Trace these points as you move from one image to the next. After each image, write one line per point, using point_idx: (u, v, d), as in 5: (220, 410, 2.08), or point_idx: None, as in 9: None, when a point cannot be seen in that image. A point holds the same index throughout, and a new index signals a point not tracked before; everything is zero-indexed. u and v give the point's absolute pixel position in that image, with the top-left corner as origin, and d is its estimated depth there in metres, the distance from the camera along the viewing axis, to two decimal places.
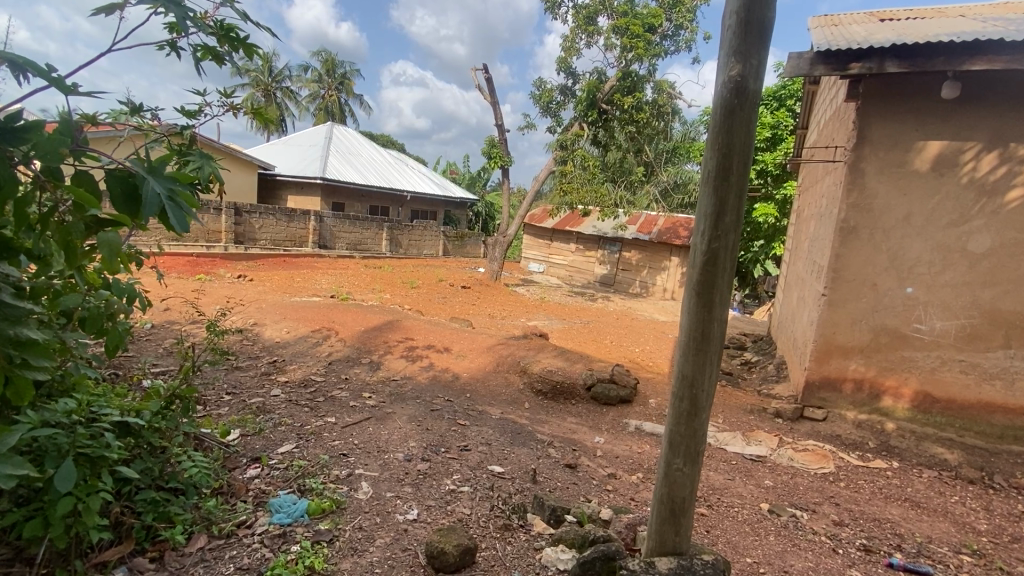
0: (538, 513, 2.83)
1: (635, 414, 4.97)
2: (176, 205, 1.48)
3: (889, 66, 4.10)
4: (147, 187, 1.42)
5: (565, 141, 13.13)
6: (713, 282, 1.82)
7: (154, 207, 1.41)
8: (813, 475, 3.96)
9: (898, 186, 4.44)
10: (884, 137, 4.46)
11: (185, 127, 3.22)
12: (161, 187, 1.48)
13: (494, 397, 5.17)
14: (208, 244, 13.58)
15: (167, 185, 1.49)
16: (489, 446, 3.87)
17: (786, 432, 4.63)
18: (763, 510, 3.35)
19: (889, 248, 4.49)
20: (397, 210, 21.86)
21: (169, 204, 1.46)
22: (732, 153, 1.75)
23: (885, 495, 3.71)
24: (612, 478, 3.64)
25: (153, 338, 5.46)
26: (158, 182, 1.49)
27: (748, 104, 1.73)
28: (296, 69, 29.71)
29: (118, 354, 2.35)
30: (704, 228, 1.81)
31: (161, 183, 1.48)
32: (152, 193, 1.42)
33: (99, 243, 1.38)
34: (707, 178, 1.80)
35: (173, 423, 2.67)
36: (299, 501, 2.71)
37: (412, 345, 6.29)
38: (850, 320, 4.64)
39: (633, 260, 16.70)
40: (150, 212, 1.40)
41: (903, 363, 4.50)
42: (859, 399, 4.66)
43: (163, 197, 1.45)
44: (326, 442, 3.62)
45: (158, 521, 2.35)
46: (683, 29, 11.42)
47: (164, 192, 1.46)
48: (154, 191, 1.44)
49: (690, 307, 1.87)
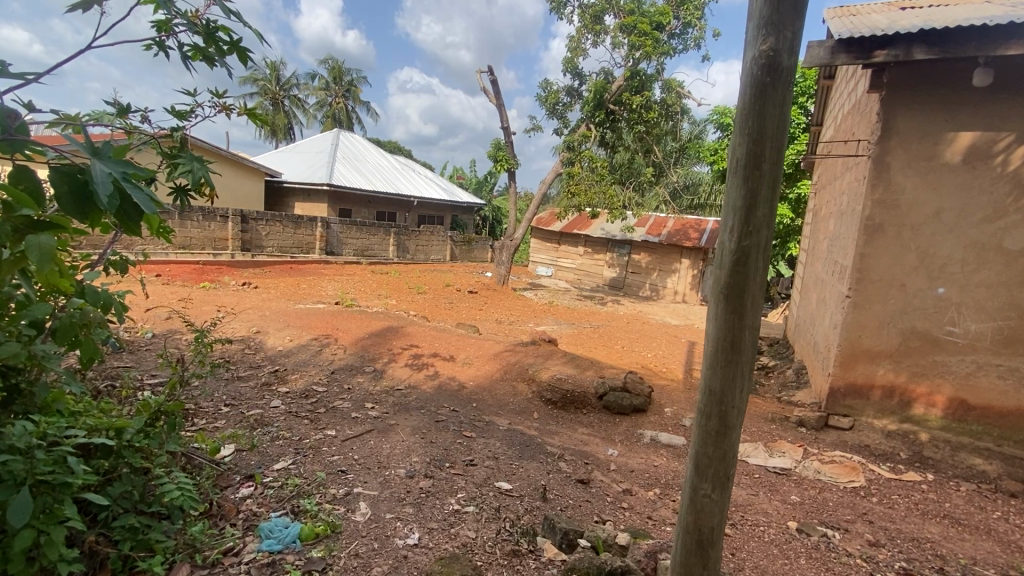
0: (549, 537, 2.64)
1: (650, 424, 4.74)
2: (135, 186, 1.30)
3: (916, 53, 3.86)
4: (94, 170, 1.25)
5: (571, 143, 12.96)
6: (744, 284, 1.60)
7: (107, 187, 1.23)
8: (842, 489, 3.71)
9: (926, 180, 4.20)
10: (910, 129, 4.22)
11: (177, 128, 3.10)
12: (112, 172, 1.30)
13: (502, 407, 4.94)
14: (215, 251, 13.48)
15: (118, 167, 1.31)
16: (497, 461, 3.66)
17: (810, 442, 4.38)
18: (791, 530, 3.11)
19: (919, 246, 4.23)
20: (404, 215, 21.77)
21: (126, 184, 1.28)
22: (764, 139, 1.54)
23: (922, 512, 3.44)
24: (627, 494, 3.42)
25: (152, 347, 5.32)
26: (108, 165, 1.31)
27: (782, 83, 1.52)
28: (304, 77, 29.95)
29: (94, 368, 2.17)
30: (732, 224, 1.61)
31: (112, 164, 1.30)
32: (101, 174, 1.24)
33: (28, 245, 1.34)
34: (736, 167, 1.60)
35: (158, 441, 2.51)
36: (291, 525, 2.51)
37: (417, 352, 6.11)
38: (877, 323, 4.38)
39: (643, 262, 16.45)
40: (104, 192, 1.22)
41: (936, 368, 4.23)
42: (888, 407, 4.40)
43: (116, 177, 1.27)
44: (325, 457, 3.43)
45: (135, 550, 2.17)
46: (691, 27, 11.20)
47: (116, 173, 1.28)
48: (104, 173, 1.26)
49: (718, 313, 1.66)
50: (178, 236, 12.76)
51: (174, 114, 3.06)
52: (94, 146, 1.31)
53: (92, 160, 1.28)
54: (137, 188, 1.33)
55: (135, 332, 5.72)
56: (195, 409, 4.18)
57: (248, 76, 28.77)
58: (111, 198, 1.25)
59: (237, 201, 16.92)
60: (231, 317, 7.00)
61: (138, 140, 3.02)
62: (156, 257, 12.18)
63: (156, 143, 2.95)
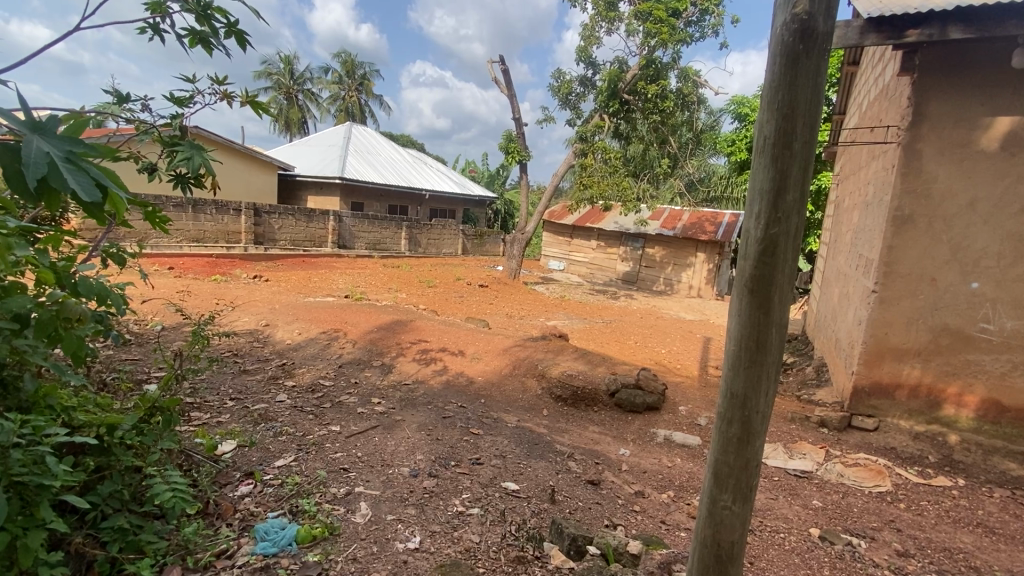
0: (557, 542, 2.52)
1: (664, 423, 4.58)
2: (75, 168, 1.22)
3: (952, 32, 3.61)
4: (32, 147, 1.19)
5: (585, 134, 12.75)
6: (772, 277, 1.45)
7: (42, 165, 1.16)
8: (867, 494, 3.52)
9: (960, 168, 3.96)
10: (943, 114, 3.98)
11: (176, 116, 3.01)
12: (56, 150, 1.24)
13: (510, 404, 4.82)
14: (228, 244, 13.52)
15: (63, 145, 1.24)
16: (504, 460, 3.53)
17: (833, 443, 4.19)
18: (813, 538, 2.94)
19: (951, 239, 4.00)
20: (415, 208, 21.72)
21: (67, 164, 1.21)
22: (796, 113, 1.37)
23: (953, 520, 3.25)
24: (639, 497, 3.28)
25: (160, 340, 5.29)
26: (53, 143, 1.24)
27: (817, 50, 1.35)
28: (317, 71, 30.06)
29: (80, 365, 2.07)
30: (758, 210, 1.45)
31: (57, 141, 1.24)
32: (37, 152, 1.17)
33: None
34: (763, 147, 1.44)
35: (152, 437, 2.44)
36: (287, 527, 2.42)
37: (426, 347, 6.00)
38: (905, 320, 4.17)
39: (657, 256, 16.19)
40: (34, 172, 1.14)
41: (968, 368, 4.00)
42: (915, 408, 4.20)
43: (56, 156, 1.20)
44: (326, 455, 3.34)
45: (125, 552, 2.08)
46: (708, 13, 10.88)
47: (57, 151, 1.22)
48: (42, 151, 1.19)
49: (742, 308, 1.50)
50: (192, 229, 12.83)
51: (175, 102, 2.99)
52: (36, 120, 1.23)
53: (31, 136, 1.20)
54: (83, 167, 1.25)
55: (144, 325, 5.71)
56: (199, 403, 4.13)
57: (262, 71, 28.92)
58: (45, 177, 1.17)
59: (249, 194, 16.98)
60: (239, 310, 6.96)
61: (140, 131, 2.97)
62: (169, 250, 12.25)
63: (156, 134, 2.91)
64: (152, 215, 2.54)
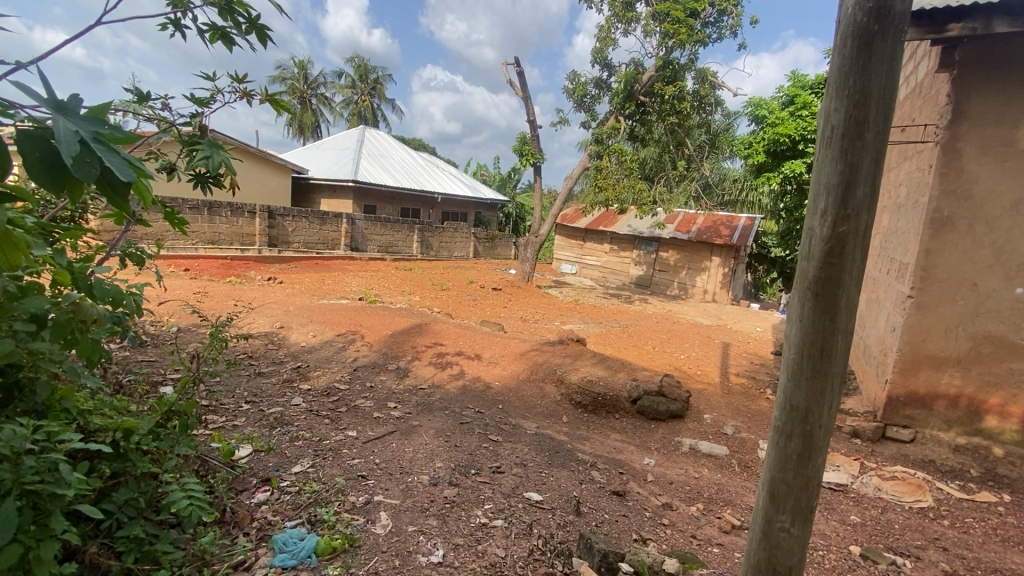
0: (586, 558, 2.40)
1: (688, 431, 4.43)
2: (108, 150, 1.14)
3: (996, 25, 3.45)
4: (60, 126, 1.10)
5: (601, 136, 12.45)
6: (839, 280, 1.33)
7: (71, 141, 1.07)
8: (907, 509, 3.35)
9: (1003, 169, 3.79)
10: (986, 112, 3.82)
11: (196, 115, 2.96)
12: (85, 131, 1.15)
13: (528, 410, 4.71)
14: (242, 246, 13.57)
15: (92, 125, 1.16)
16: (525, 468, 3.42)
17: (867, 455, 4.02)
18: (855, 556, 2.78)
19: (994, 242, 3.83)
20: (427, 211, 21.73)
21: (99, 145, 1.13)
22: (868, 101, 1.27)
23: (1002, 539, 3.07)
24: (667, 509, 3.14)
25: (174, 342, 5.24)
26: (79, 124, 1.15)
27: (892, 33, 1.24)
28: (330, 75, 30.34)
29: (94, 368, 1.97)
30: (825, 207, 1.33)
31: (85, 122, 1.15)
32: (64, 129, 1.09)
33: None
34: (830, 138, 1.32)
35: (169, 442, 2.35)
36: (306, 538, 2.33)
37: (442, 350, 5.91)
38: (944, 326, 3.99)
39: (671, 260, 15.98)
40: (67, 152, 1.06)
41: (1010, 377, 3.83)
42: (954, 419, 4.02)
43: (85, 135, 1.12)
44: (344, 461, 3.25)
45: (140, 563, 1.99)
46: (726, 14, 10.72)
47: (87, 131, 1.14)
48: (70, 129, 1.11)
49: (804, 313, 1.38)
50: (207, 231, 12.87)
51: (195, 101, 2.93)
52: (61, 101, 1.15)
53: (56, 116, 1.12)
54: (113, 149, 1.17)
55: (160, 326, 5.69)
56: (214, 406, 4.07)
57: (277, 75, 29.18)
58: (77, 159, 1.09)
59: (263, 196, 17.09)
60: (254, 312, 6.92)
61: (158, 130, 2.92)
62: (184, 251, 12.31)
63: (177, 133, 2.86)
64: (171, 217, 2.48)
